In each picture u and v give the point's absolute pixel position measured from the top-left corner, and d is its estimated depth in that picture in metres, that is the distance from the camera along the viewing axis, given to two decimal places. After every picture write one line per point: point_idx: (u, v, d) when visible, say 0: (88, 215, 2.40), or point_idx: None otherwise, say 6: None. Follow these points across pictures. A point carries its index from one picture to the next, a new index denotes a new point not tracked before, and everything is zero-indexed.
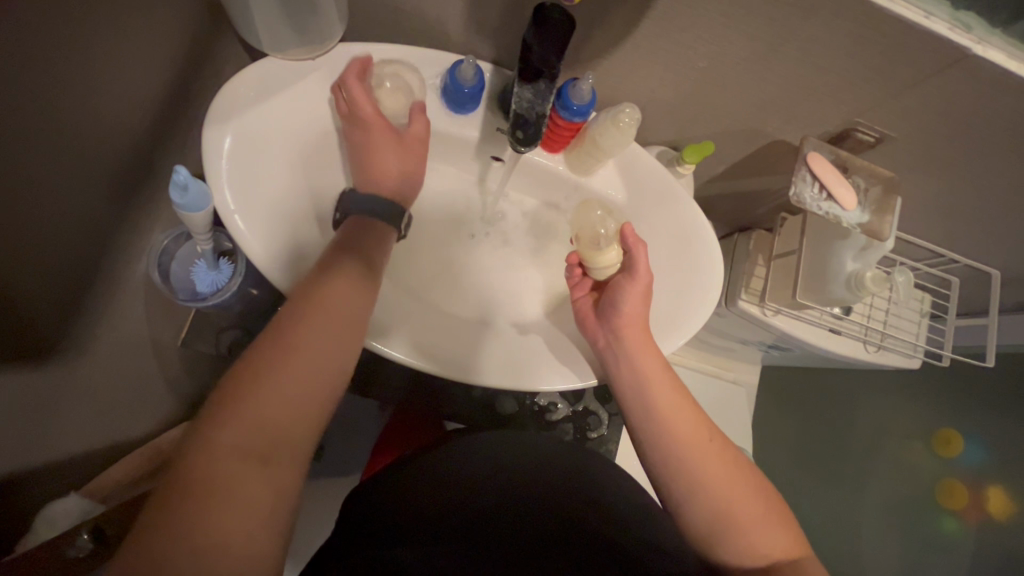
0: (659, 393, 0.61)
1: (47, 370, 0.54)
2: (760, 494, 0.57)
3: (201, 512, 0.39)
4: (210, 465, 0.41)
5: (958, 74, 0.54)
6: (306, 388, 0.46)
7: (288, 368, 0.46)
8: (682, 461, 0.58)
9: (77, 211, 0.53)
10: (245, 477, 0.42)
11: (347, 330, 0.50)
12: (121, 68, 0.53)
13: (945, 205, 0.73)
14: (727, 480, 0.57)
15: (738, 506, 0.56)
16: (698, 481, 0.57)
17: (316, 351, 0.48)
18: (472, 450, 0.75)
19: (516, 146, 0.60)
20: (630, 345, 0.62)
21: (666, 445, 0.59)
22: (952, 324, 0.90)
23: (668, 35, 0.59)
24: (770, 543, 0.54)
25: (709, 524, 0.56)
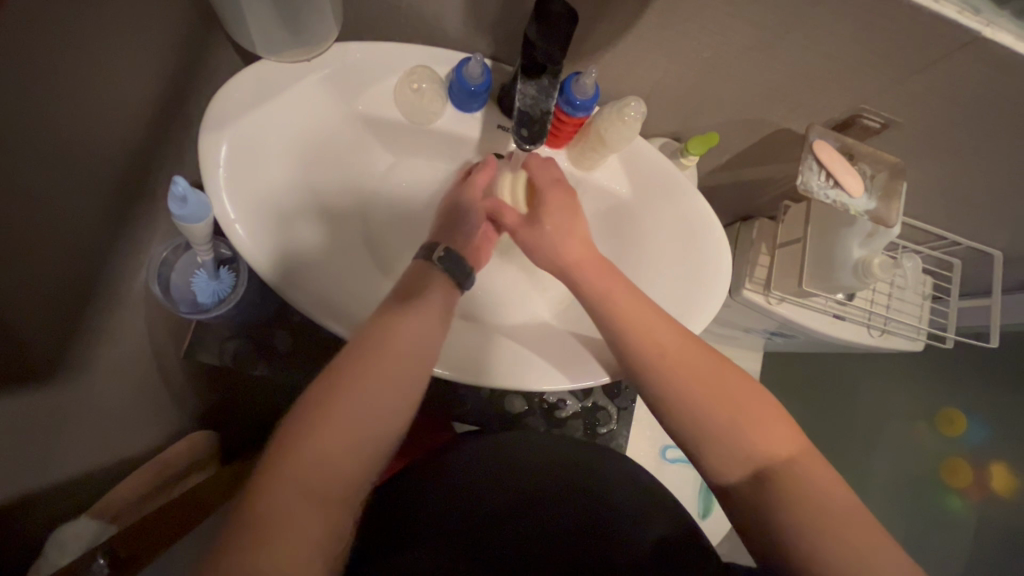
0: (640, 325, 0.59)
1: (50, 391, 0.52)
2: (742, 396, 0.56)
3: (268, 547, 0.43)
4: (279, 503, 0.45)
5: (967, 58, 0.53)
6: (365, 429, 0.50)
7: (352, 410, 0.49)
8: (674, 392, 0.57)
9: (73, 225, 0.51)
10: (307, 515, 0.45)
11: (409, 373, 0.53)
12: (112, 76, 0.51)
13: (950, 188, 0.73)
14: (713, 395, 0.56)
15: (723, 417, 0.55)
16: (685, 406, 0.56)
17: (378, 394, 0.51)
18: (485, 450, 0.73)
19: (520, 144, 0.58)
20: (609, 296, 0.61)
21: (643, 369, 0.58)
22: (955, 306, 0.91)
23: (672, 26, 0.58)
24: (763, 442, 0.54)
25: (700, 447, 0.56)
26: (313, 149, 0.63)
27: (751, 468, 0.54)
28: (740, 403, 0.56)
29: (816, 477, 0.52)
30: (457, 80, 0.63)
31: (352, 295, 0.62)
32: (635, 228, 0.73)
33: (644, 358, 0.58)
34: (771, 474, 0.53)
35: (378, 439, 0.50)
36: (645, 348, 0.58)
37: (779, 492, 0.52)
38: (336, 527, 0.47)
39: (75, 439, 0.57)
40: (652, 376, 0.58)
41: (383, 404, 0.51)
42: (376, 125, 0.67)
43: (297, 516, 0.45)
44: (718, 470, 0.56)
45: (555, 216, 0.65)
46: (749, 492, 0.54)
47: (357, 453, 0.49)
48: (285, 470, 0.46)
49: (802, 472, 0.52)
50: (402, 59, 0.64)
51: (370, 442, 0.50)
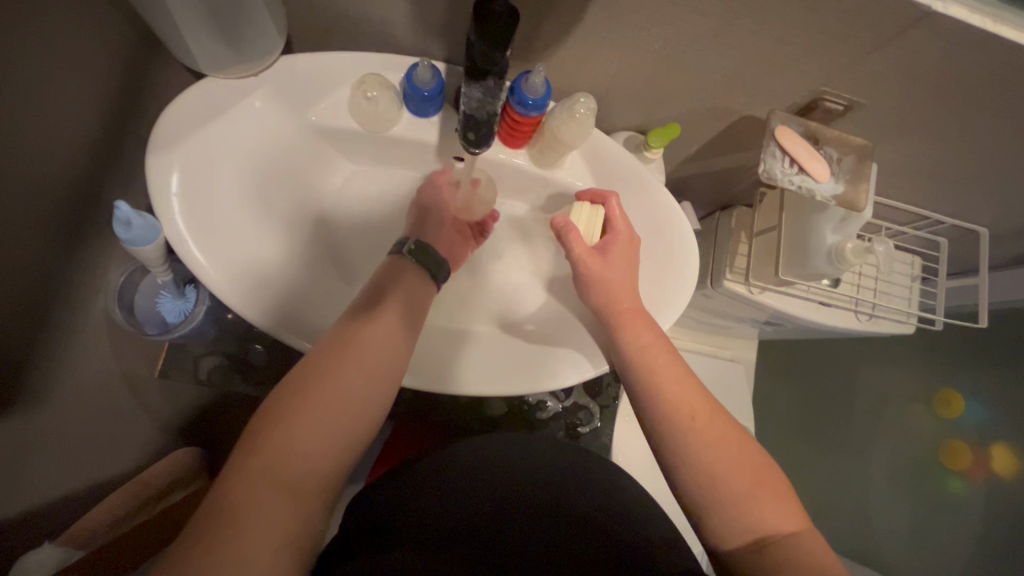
0: (672, 389, 0.58)
1: (10, 420, 0.53)
2: (753, 466, 0.54)
3: (235, 537, 0.41)
4: (247, 495, 0.43)
5: (922, 34, 0.51)
6: (339, 418, 0.48)
7: (325, 400, 0.48)
8: (692, 454, 0.55)
9: (19, 254, 0.51)
10: (278, 505, 0.44)
11: (384, 362, 0.52)
12: (51, 105, 0.51)
13: (925, 167, 0.71)
14: (727, 460, 0.54)
15: (737, 485, 0.53)
16: (700, 470, 0.54)
17: (353, 385, 0.50)
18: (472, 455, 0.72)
19: (469, 148, 0.61)
20: (623, 324, 0.61)
21: (668, 433, 0.56)
22: (944, 286, 0.88)
23: (619, 18, 0.56)
24: (771, 516, 0.51)
25: (700, 511, 0.54)
26: (267, 163, 0.63)
27: (753, 538, 0.51)
28: (749, 467, 0.54)
29: (816, 559, 0.49)
30: (407, 86, 0.62)
31: (315, 307, 0.62)
32: None
33: (671, 420, 0.56)
34: (773, 547, 0.50)
35: (351, 429, 0.49)
36: (651, 391, 0.58)
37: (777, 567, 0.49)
38: (308, 519, 0.46)
39: (37, 466, 0.57)
40: (672, 431, 0.56)
41: (359, 394, 0.50)
42: (332, 136, 0.67)
43: (266, 507, 0.43)
44: (720, 537, 0.53)
45: (614, 260, 0.64)
46: (748, 561, 0.51)
47: (331, 443, 0.48)
48: (255, 460, 0.44)
49: (799, 550, 0.50)
50: (352, 67, 0.63)
51: (345, 429, 0.49)
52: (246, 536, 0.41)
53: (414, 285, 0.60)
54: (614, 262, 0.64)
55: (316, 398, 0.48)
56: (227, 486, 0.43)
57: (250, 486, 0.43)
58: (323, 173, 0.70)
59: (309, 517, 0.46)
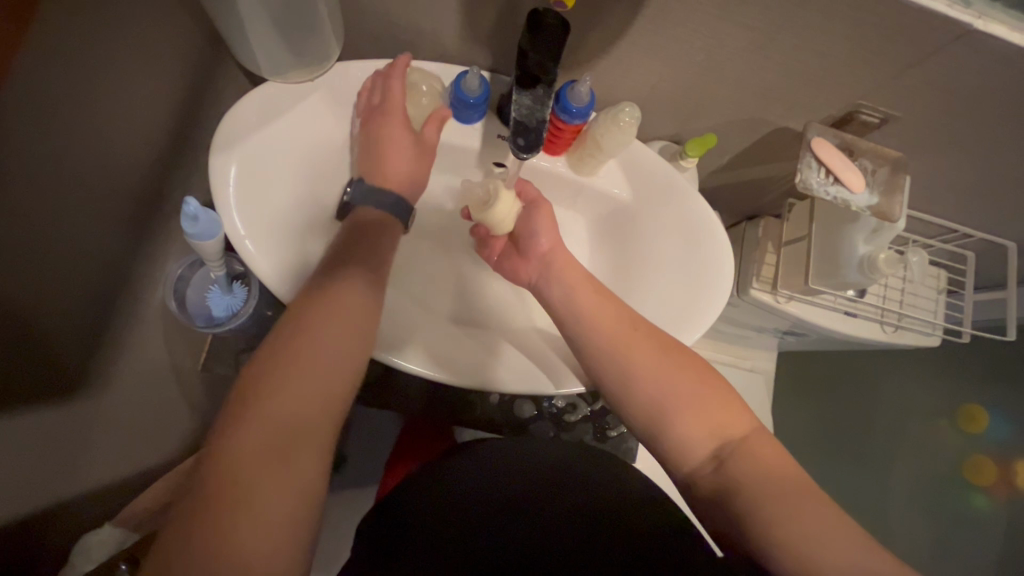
0: (644, 373, 0.58)
1: (68, 405, 0.54)
2: (697, 382, 0.58)
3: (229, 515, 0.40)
4: (236, 471, 0.42)
5: (961, 50, 0.53)
6: (319, 380, 0.47)
7: (300, 366, 0.47)
8: (647, 390, 0.58)
9: (92, 244, 0.54)
10: (254, 500, 0.41)
11: (344, 336, 0.50)
12: (125, 105, 0.54)
13: (956, 180, 0.72)
14: (676, 386, 0.57)
15: (684, 401, 0.57)
16: (655, 398, 0.57)
17: (328, 349, 0.49)
18: (478, 460, 0.71)
19: (517, 153, 0.59)
20: (569, 282, 0.65)
21: (622, 376, 0.59)
22: (971, 299, 0.89)
23: (663, 31, 0.59)
24: (719, 422, 0.56)
25: (655, 433, 0.57)
26: (319, 165, 0.65)
27: (707, 450, 0.55)
28: (694, 385, 0.57)
29: (768, 457, 0.53)
30: (455, 94, 0.65)
31: None
32: (637, 230, 0.74)
33: (647, 412, 0.58)
34: (730, 457, 0.54)
35: (333, 392, 0.48)
36: (617, 343, 0.59)
37: (736, 470, 0.53)
38: (303, 486, 0.44)
39: (100, 448, 0.59)
40: (627, 372, 0.59)
41: (334, 356, 0.49)
42: None
43: (257, 479, 0.42)
44: (678, 457, 0.56)
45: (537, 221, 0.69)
46: (711, 474, 0.54)
47: (313, 408, 0.46)
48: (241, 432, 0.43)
49: (754, 453, 0.53)
50: (402, 75, 0.66)
51: (329, 395, 0.48)
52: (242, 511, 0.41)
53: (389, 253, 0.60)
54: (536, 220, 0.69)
55: (294, 368, 0.47)
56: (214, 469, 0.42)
57: (236, 461, 0.42)
58: None
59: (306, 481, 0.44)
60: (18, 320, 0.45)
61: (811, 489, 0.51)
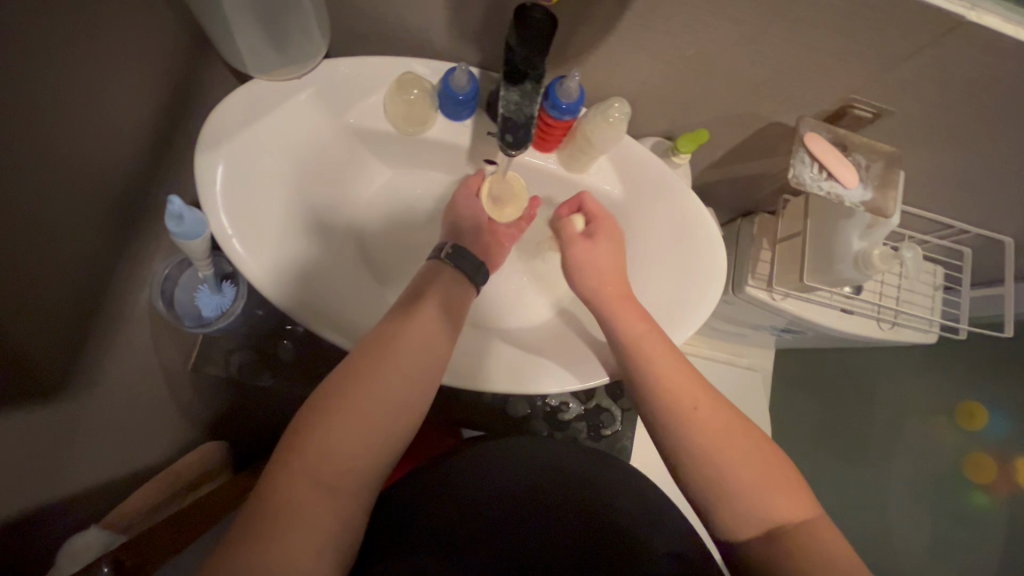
0: (674, 380, 0.58)
1: (59, 408, 0.54)
2: (760, 460, 0.55)
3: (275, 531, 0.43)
4: (291, 491, 0.45)
5: (954, 43, 0.52)
6: (378, 419, 0.49)
7: (363, 400, 0.49)
8: (696, 438, 0.55)
9: (75, 244, 0.53)
10: (315, 506, 0.45)
11: (418, 364, 0.52)
12: (110, 105, 0.54)
13: (951, 174, 0.72)
14: (737, 459, 0.54)
15: (745, 483, 0.53)
16: (715, 470, 0.54)
17: (390, 387, 0.50)
18: (485, 458, 0.70)
19: (506, 150, 0.60)
20: (614, 305, 0.63)
21: (679, 443, 0.56)
22: (968, 295, 0.88)
23: (653, 26, 0.58)
24: (780, 507, 0.52)
25: (710, 503, 0.54)
26: (308, 163, 0.65)
27: (761, 528, 0.52)
28: (755, 462, 0.54)
29: (826, 542, 0.51)
30: (444, 91, 0.64)
31: (348, 303, 0.63)
32: (629, 227, 0.73)
33: (674, 412, 0.57)
34: (789, 539, 0.51)
35: (388, 430, 0.49)
36: (683, 408, 0.57)
37: (794, 556, 0.50)
38: (345, 518, 0.47)
39: (89, 450, 0.59)
40: (683, 439, 0.56)
41: (395, 395, 0.50)
42: (368, 137, 0.68)
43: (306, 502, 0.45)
44: (732, 530, 0.53)
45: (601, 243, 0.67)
46: (765, 553, 0.52)
47: (366, 445, 0.48)
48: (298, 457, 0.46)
49: (800, 528, 0.52)
50: (391, 72, 0.65)
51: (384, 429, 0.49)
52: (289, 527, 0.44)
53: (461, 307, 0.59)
54: (600, 243, 0.67)
55: (349, 407, 0.48)
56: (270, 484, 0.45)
57: (291, 483, 0.45)
58: (359, 175, 0.72)
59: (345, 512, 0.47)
60: (2, 322, 0.44)
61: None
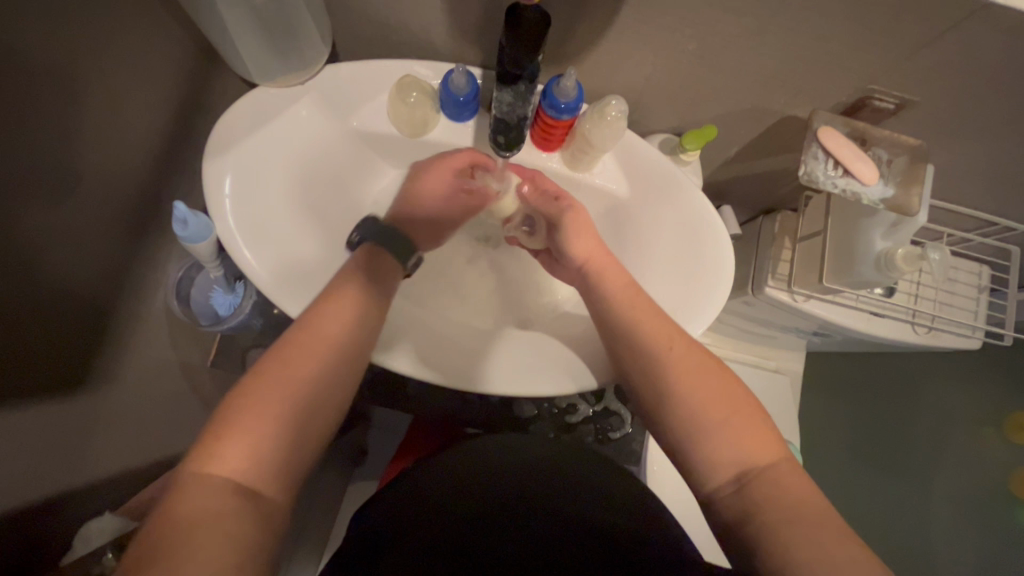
0: (660, 327, 0.57)
1: (79, 400, 0.58)
2: (725, 398, 0.53)
3: (190, 540, 0.38)
4: (202, 496, 0.41)
5: (979, 28, 0.48)
6: (299, 407, 0.47)
7: (275, 391, 0.46)
8: (683, 403, 0.53)
9: (88, 245, 0.56)
10: (223, 507, 0.41)
11: (331, 345, 0.51)
12: (122, 115, 0.57)
13: (988, 169, 0.66)
14: (709, 399, 0.53)
15: (715, 419, 0.52)
16: (692, 407, 0.53)
17: (302, 372, 0.48)
18: (474, 455, 0.71)
19: (499, 150, 0.65)
20: (590, 277, 0.63)
21: (652, 373, 0.55)
22: (1014, 298, 0.81)
23: (651, 21, 0.56)
24: (746, 449, 0.50)
25: (684, 446, 0.53)
26: (312, 168, 0.66)
27: (734, 471, 0.50)
28: (724, 400, 0.52)
29: (791, 489, 0.48)
30: (444, 93, 0.64)
31: None
32: (635, 228, 0.71)
33: (655, 366, 0.55)
34: (755, 481, 0.49)
35: (310, 424, 0.48)
36: (660, 351, 0.55)
37: (761, 498, 0.47)
38: (264, 521, 0.43)
39: (108, 440, 0.62)
40: (670, 384, 0.54)
41: (316, 389, 0.49)
42: (372, 140, 0.69)
43: (228, 502, 0.41)
44: (703, 472, 0.51)
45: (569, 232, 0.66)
46: (734, 499, 0.49)
47: (287, 437, 0.46)
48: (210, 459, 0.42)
49: (777, 481, 0.48)
50: (392, 75, 0.66)
51: (307, 422, 0.47)
52: (209, 534, 0.39)
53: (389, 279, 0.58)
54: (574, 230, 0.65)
55: (261, 396, 0.46)
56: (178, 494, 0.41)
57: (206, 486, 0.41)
58: (365, 176, 0.74)
59: (271, 511, 0.44)
60: (17, 321, 0.48)
61: (837, 523, 0.45)
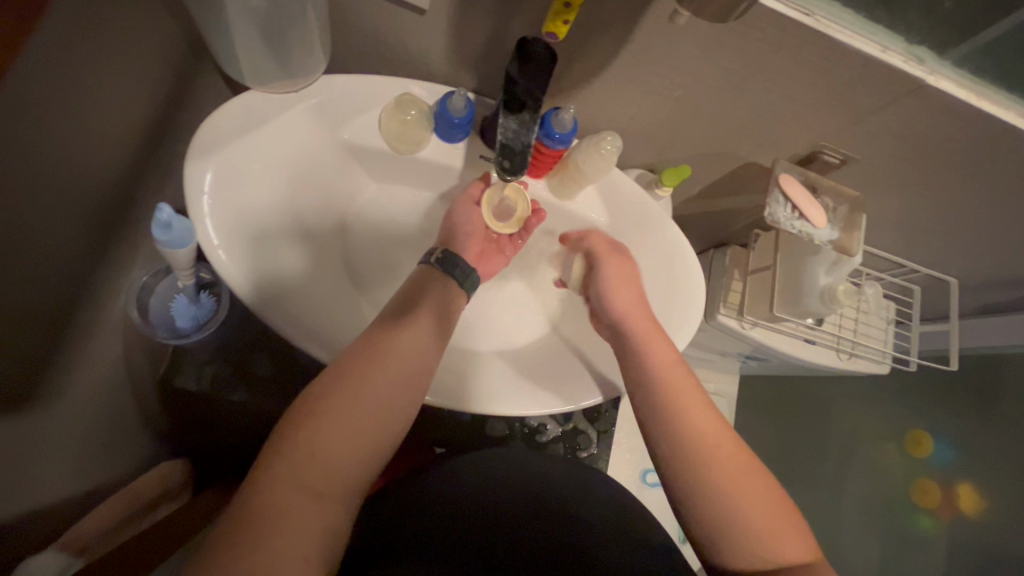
0: (684, 404, 0.60)
1: (22, 420, 0.51)
2: (756, 487, 0.56)
3: (283, 526, 0.43)
4: (275, 490, 0.44)
5: (915, 102, 0.58)
6: (366, 423, 0.49)
7: (361, 396, 0.50)
8: (712, 486, 0.56)
9: (52, 247, 0.50)
10: (308, 504, 0.45)
11: (413, 357, 0.54)
12: (100, 107, 0.52)
13: (906, 219, 0.78)
14: (738, 484, 0.56)
15: (747, 507, 0.55)
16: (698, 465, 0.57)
17: (387, 379, 0.51)
18: (463, 469, 0.71)
19: (502, 174, 0.62)
20: (639, 332, 0.64)
21: (688, 453, 0.58)
22: (917, 330, 0.95)
23: (645, 67, 0.61)
24: (779, 543, 0.53)
25: (710, 527, 0.55)
26: (299, 178, 0.64)
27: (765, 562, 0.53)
28: (753, 488, 0.56)
29: None
30: (440, 112, 0.65)
31: (331, 318, 0.62)
32: None
33: (677, 440, 0.58)
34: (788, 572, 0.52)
35: (374, 441, 0.50)
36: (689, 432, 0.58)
37: None
38: (339, 517, 0.47)
39: (44, 468, 0.55)
40: (698, 468, 0.57)
41: (398, 401, 0.52)
42: (362, 154, 0.68)
43: (298, 500, 0.44)
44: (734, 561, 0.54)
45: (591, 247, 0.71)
46: None
47: (353, 450, 0.48)
48: (292, 451, 0.46)
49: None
50: (388, 91, 0.66)
51: (376, 429, 0.50)
52: (289, 521, 0.43)
53: (441, 297, 0.61)
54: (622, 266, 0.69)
55: (346, 401, 0.49)
56: (255, 486, 0.44)
57: (279, 482, 0.44)
58: (347, 188, 0.72)
59: (338, 508, 0.47)
60: None
61: None
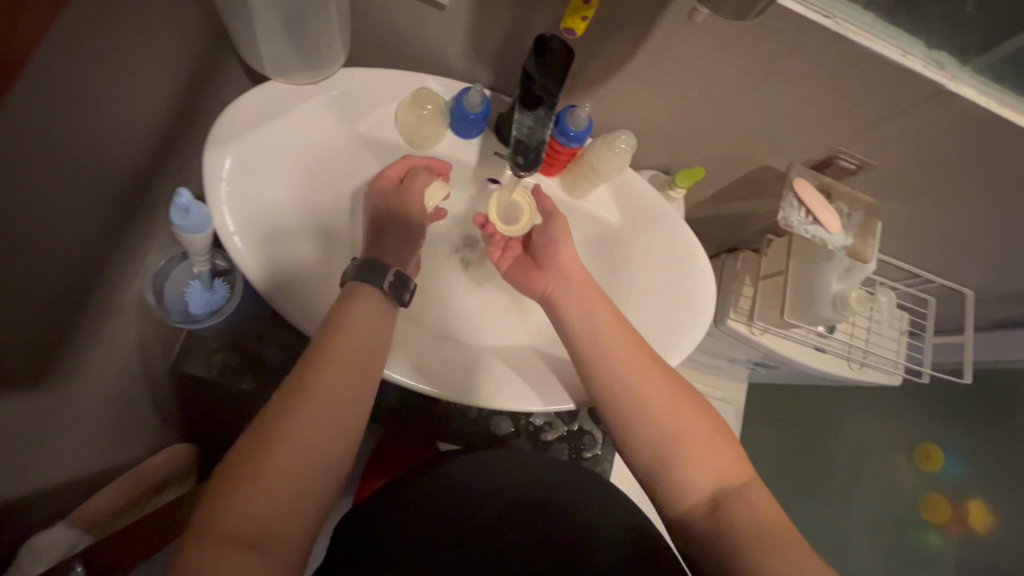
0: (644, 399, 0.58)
1: (39, 395, 0.52)
2: (747, 493, 0.55)
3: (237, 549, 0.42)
4: (230, 506, 0.43)
5: (934, 107, 0.57)
6: (322, 426, 0.48)
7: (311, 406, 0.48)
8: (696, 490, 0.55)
9: (71, 227, 0.52)
10: (261, 521, 0.44)
11: (359, 355, 0.52)
12: (124, 93, 0.54)
13: (922, 227, 0.77)
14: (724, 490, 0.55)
15: (739, 514, 0.54)
16: (675, 474, 0.56)
17: (335, 385, 0.50)
18: (466, 465, 0.71)
19: (516, 170, 0.62)
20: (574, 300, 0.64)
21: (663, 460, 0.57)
22: (931, 342, 0.93)
23: (662, 66, 0.61)
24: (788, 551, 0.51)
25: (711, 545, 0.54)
26: (313, 169, 0.65)
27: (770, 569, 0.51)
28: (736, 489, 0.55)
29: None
30: (456, 108, 0.66)
31: None
32: (624, 254, 0.75)
33: (658, 455, 0.57)
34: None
35: (332, 446, 0.49)
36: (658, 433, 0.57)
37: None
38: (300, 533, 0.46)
39: (57, 444, 0.56)
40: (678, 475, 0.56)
41: (347, 405, 0.50)
42: (376, 147, 0.69)
43: (251, 535, 0.43)
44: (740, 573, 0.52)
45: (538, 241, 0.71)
46: None
47: (310, 459, 0.47)
48: (244, 471, 0.45)
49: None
50: (405, 86, 0.67)
51: (330, 437, 0.49)
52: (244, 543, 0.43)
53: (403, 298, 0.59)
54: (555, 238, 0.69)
55: (298, 411, 0.48)
56: (214, 504, 0.44)
57: (234, 503, 0.44)
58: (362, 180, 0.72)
59: (296, 523, 0.46)
60: None
61: None
